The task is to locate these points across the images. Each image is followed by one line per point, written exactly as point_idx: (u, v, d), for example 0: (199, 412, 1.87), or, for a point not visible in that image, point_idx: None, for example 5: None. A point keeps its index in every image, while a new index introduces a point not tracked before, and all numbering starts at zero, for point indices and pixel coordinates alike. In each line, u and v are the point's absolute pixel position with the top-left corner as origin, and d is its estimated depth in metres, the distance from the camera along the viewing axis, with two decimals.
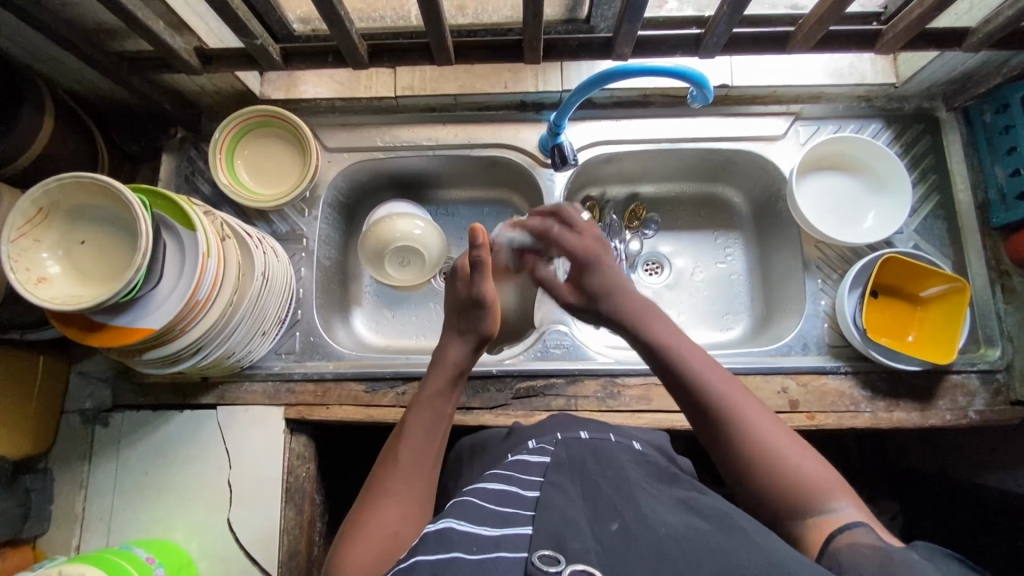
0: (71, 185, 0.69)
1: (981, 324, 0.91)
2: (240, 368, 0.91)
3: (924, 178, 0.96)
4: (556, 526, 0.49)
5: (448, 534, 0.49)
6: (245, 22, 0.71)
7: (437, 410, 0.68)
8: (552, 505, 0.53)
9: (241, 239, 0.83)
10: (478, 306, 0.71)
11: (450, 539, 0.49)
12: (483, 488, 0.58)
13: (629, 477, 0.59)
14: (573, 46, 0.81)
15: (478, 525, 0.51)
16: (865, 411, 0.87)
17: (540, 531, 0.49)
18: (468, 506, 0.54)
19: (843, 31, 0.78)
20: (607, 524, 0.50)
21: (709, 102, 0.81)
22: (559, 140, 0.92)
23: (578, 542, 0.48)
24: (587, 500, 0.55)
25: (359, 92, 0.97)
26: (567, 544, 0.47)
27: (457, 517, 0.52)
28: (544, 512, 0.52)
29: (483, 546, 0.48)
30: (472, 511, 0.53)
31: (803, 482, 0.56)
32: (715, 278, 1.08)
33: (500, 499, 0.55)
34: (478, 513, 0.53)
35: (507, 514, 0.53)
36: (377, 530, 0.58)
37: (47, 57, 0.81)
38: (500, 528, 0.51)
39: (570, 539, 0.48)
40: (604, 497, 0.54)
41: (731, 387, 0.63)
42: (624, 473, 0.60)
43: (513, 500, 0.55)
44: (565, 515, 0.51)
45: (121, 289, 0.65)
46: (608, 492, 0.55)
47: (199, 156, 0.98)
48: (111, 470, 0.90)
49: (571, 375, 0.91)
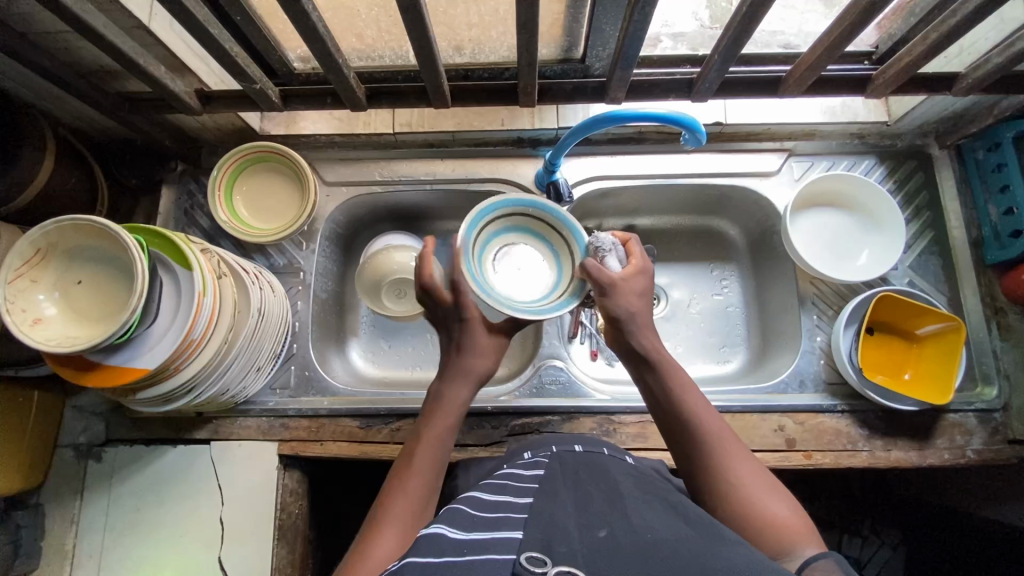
0: (68, 226, 0.69)
1: (978, 362, 0.91)
2: (235, 404, 0.90)
3: (918, 215, 0.96)
4: (546, 532, 0.49)
5: (439, 541, 0.49)
6: (245, 68, 0.72)
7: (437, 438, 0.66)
8: (541, 513, 0.53)
9: (236, 274, 0.83)
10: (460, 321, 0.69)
11: (439, 545, 0.49)
12: (475, 496, 0.59)
13: (621, 489, 0.58)
14: (568, 90, 0.83)
15: (467, 531, 0.51)
16: (862, 450, 0.86)
17: (529, 535, 0.49)
18: (459, 513, 0.55)
19: (834, 76, 0.79)
20: (595, 530, 0.50)
21: (703, 144, 0.81)
22: (554, 178, 0.93)
23: (565, 546, 0.47)
24: (578, 509, 0.54)
25: (358, 129, 0.99)
26: (553, 547, 0.47)
27: (448, 523, 0.53)
28: (534, 518, 0.52)
29: (472, 547, 0.48)
30: (461, 519, 0.53)
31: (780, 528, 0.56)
32: (711, 311, 1.08)
33: (491, 508, 0.56)
34: (470, 520, 0.53)
35: (496, 520, 0.53)
36: (376, 555, 0.55)
37: (49, 97, 0.83)
38: (488, 533, 0.51)
39: (556, 543, 0.47)
40: (595, 508, 0.54)
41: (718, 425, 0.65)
42: (616, 488, 0.59)
43: (504, 507, 0.55)
44: (554, 521, 0.51)
45: (116, 332, 0.66)
46: (601, 505, 0.55)
47: (199, 190, 1.00)
48: (103, 506, 0.89)
49: (567, 412, 0.90)
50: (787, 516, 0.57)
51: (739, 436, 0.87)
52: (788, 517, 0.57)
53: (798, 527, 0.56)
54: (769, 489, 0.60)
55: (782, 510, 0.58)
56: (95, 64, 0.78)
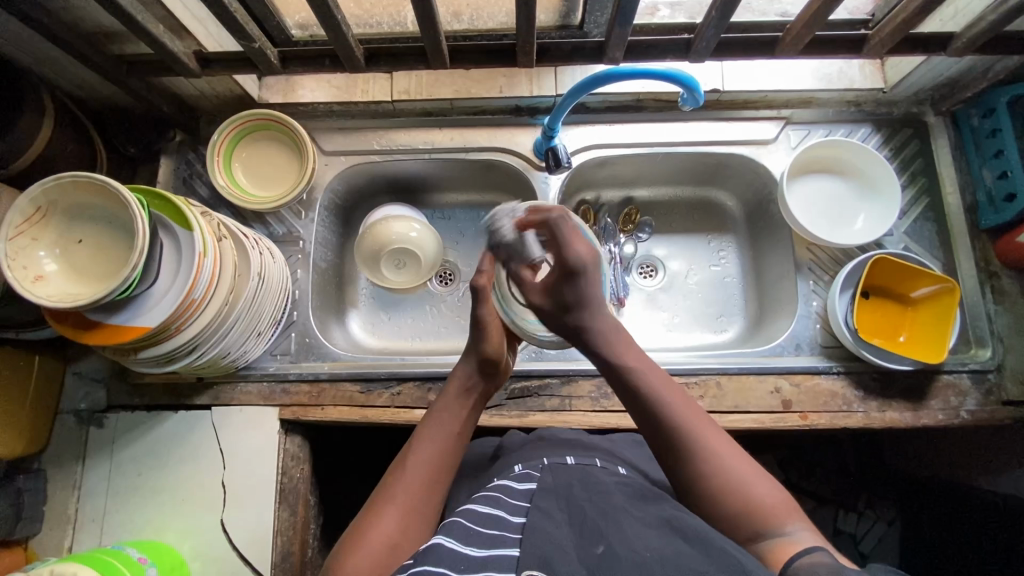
0: (69, 184, 0.69)
1: (972, 324, 0.91)
2: (236, 369, 0.91)
3: (913, 181, 0.97)
4: (544, 550, 0.55)
5: (435, 553, 0.55)
6: (244, 25, 0.72)
7: (444, 427, 0.72)
8: (537, 529, 0.58)
9: (237, 237, 0.84)
10: (479, 328, 0.77)
11: (437, 558, 0.55)
12: (471, 509, 0.63)
13: (613, 500, 0.62)
14: (567, 51, 0.83)
15: (465, 544, 0.57)
16: (858, 411, 0.88)
17: (527, 553, 0.55)
18: (455, 525, 0.60)
19: (831, 36, 0.79)
20: (592, 547, 0.55)
21: (701, 105, 0.81)
22: (554, 144, 0.93)
23: (564, 566, 0.53)
24: (573, 525, 0.59)
25: (356, 97, 0.98)
26: (553, 568, 0.52)
27: (444, 534, 0.59)
28: (529, 536, 0.57)
29: (469, 566, 0.54)
30: (459, 532, 0.59)
31: (761, 511, 0.60)
32: (708, 281, 1.09)
33: (488, 521, 0.61)
34: (467, 532, 0.59)
35: (494, 536, 0.58)
36: (378, 536, 0.61)
37: (48, 61, 0.82)
38: (487, 549, 0.57)
39: (555, 563, 0.53)
40: (590, 520, 0.58)
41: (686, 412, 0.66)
42: (608, 498, 0.62)
43: (498, 523, 0.60)
44: (552, 539, 0.56)
45: (117, 288, 0.66)
46: (594, 515, 0.59)
47: (197, 159, 1.00)
48: (105, 471, 0.90)
49: (565, 375, 0.91)
50: (772, 494, 0.61)
51: (736, 397, 0.88)
52: (772, 494, 0.61)
53: (782, 503, 0.60)
54: (750, 468, 0.63)
55: (767, 488, 0.61)
56: (91, 25, 0.77)
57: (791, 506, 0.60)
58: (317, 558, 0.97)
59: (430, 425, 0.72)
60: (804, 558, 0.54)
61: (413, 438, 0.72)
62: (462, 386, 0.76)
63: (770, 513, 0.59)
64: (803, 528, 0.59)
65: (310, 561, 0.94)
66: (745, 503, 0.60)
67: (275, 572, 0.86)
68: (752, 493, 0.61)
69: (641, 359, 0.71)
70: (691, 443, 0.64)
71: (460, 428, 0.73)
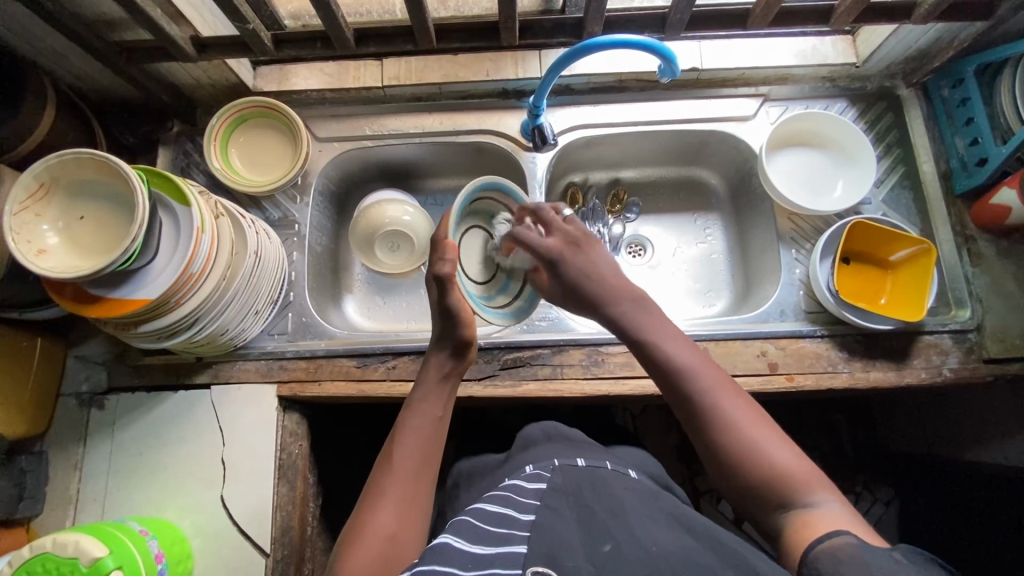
0: (71, 161, 0.72)
1: (950, 287, 0.94)
2: (233, 347, 0.93)
3: (889, 151, 1.00)
4: (552, 547, 0.57)
5: (445, 551, 0.57)
6: (237, 6, 0.76)
7: (426, 414, 0.74)
8: (547, 528, 0.60)
9: (234, 218, 0.86)
10: (453, 318, 0.75)
11: (447, 557, 0.56)
12: (482, 509, 0.65)
13: (622, 498, 0.64)
14: (547, 28, 0.86)
15: (474, 542, 0.59)
16: (842, 372, 0.90)
17: (534, 550, 0.57)
18: (465, 524, 0.62)
19: (799, 8, 0.83)
20: (600, 545, 0.57)
21: (678, 76, 0.84)
22: (539, 122, 0.97)
23: (571, 561, 0.55)
24: (581, 522, 0.61)
25: (347, 83, 1.02)
26: (560, 563, 0.55)
27: (453, 533, 0.60)
28: (538, 534, 0.59)
29: (478, 564, 0.56)
30: (468, 530, 0.61)
31: (784, 480, 0.61)
32: (696, 258, 1.12)
33: (496, 520, 0.62)
34: (475, 532, 0.61)
35: (502, 534, 0.60)
36: (375, 531, 0.64)
37: (49, 51, 0.85)
38: (496, 547, 0.58)
39: (563, 559, 0.55)
40: (598, 521, 0.60)
41: (709, 379, 0.67)
42: (617, 497, 0.64)
43: (508, 521, 0.62)
44: (561, 539, 0.58)
45: (118, 258, 0.68)
46: (602, 515, 0.61)
47: (195, 148, 1.02)
48: (106, 452, 0.91)
49: (557, 345, 0.93)
50: (794, 462, 0.62)
51: (723, 361, 0.90)
52: (795, 463, 0.62)
53: (803, 472, 0.61)
54: (775, 438, 0.64)
55: (791, 459, 0.62)
56: (92, 13, 0.81)
57: (816, 476, 0.61)
58: (316, 536, 0.98)
59: (410, 416, 0.74)
60: (825, 543, 0.54)
61: (394, 432, 0.73)
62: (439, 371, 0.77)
63: (795, 483, 0.61)
64: (830, 499, 0.60)
65: (309, 539, 0.95)
66: (768, 472, 0.62)
67: (275, 545, 0.87)
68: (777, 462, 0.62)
69: (660, 325, 0.72)
70: (713, 405, 0.65)
71: (442, 411, 0.76)
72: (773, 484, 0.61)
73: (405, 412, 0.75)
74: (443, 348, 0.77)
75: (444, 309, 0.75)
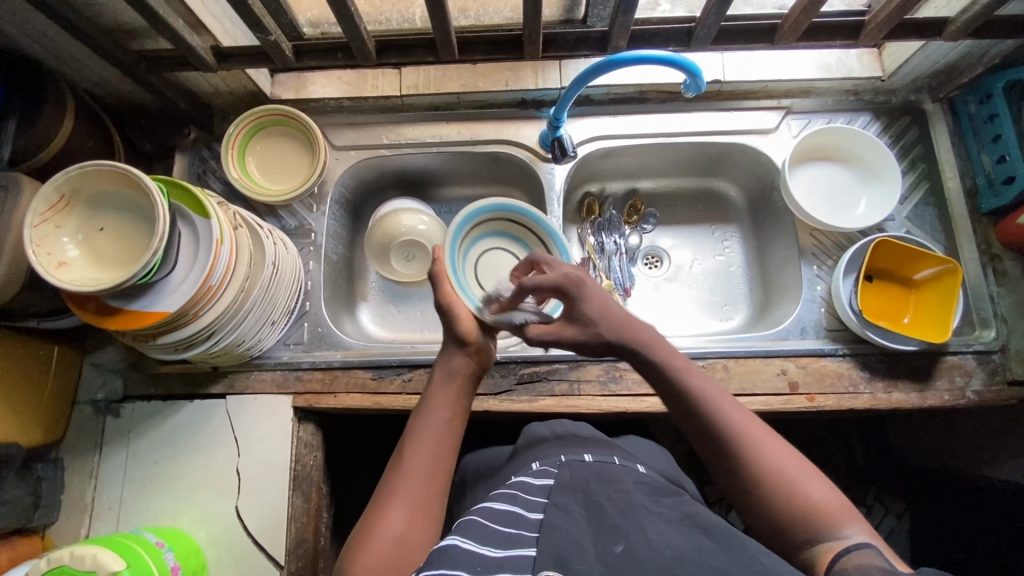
0: (92, 173, 0.72)
1: (975, 306, 0.93)
2: (250, 357, 0.92)
3: (913, 167, 0.99)
4: (561, 549, 0.54)
5: (451, 553, 0.55)
6: (259, 18, 0.75)
7: (436, 418, 0.73)
8: (555, 529, 0.57)
9: (252, 228, 0.86)
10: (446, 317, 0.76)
11: (454, 559, 0.54)
12: (488, 506, 0.64)
13: (632, 497, 0.62)
14: (572, 41, 0.85)
15: (481, 545, 0.57)
16: (864, 392, 0.88)
17: (543, 553, 0.54)
18: (471, 523, 0.61)
19: (829, 23, 0.81)
20: (611, 546, 0.54)
21: (703, 91, 0.83)
22: (559, 134, 0.96)
23: (582, 563, 0.52)
24: (591, 522, 0.58)
25: (366, 92, 1.01)
26: (571, 566, 0.52)
27: (461, 534, 0.59)
28: (547, 534, 0.56)
29: (487, 567, 0.54)
30: (477, 531, 0.59)
31: (811, 512, 0.60)
32: (713, 270, 1.11)
33: (505, 520, 0.61)
34: (484, 532, 0.59)
35: (509, 535, 0.58)
36: (385, 533, 0.62)
37: (68, 58, 0.85)
38: (502, 551, 0.56)
39: (573, 561, 0.52)
40: (608, 520, 0.58)
41: (737, 411, 0.66)
42: (626, 495, 0.62)
43: (515, 520, 0.60)
44: (570, 538, 0.56)
45: (140, 271, 0.68)
46: (613, 514, 0.59)
47: (211, 155, 1.02)
48: (121, 460, 0.91)
49: (574, 360, 0.92)
50: (828, 497, 0.60)
51: (743, 380, 0.89)
52: (828, 496, 0.61)
53: (839, 508, 0.60)
54: (803, 469, 0.63)
55: (818, 490, 0.61)
56: (113, 22, 0.80)
57: (846, 507, 0.60)
58: (328, 547, 0.98)
59: (420, 420, 0.72)
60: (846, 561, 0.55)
61: (406, 435, 0.72)
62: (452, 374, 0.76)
63: (825, 514, 0.59)
64: (858, 530, 0.58)
65: (323, 550, 0.94)
66: (795, 504, 0.60)
67: (289, 557, 0.87)
68: (805, 494, 0.61)
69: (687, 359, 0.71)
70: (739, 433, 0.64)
71: (453, 415, 0.74)
72: (800, 518, 0.60)
73: (416, 416, 0.74)
74: (449, 350, 0.77)
75: (439, 308, 0.76)
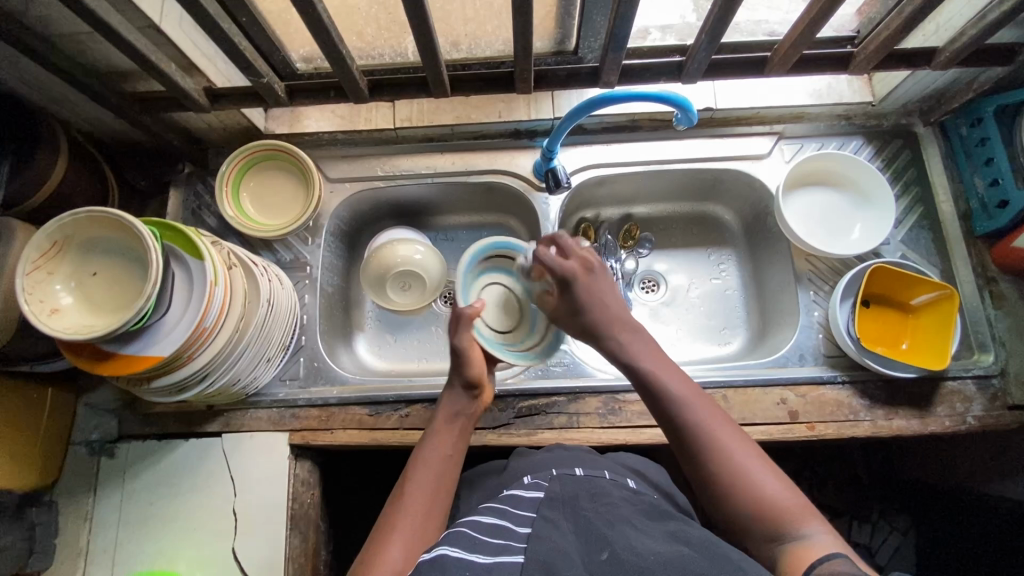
0: (85, 219, 0.71)
1: (973, 330, 0.93)
2: (246, 395, 0.92)
3: (907, 191, 0.99)
4: (550, 556, 0.52)
5: (441, 562, 0.53)
6: (252, 62, 0.76)
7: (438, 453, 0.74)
8: (545, 538, 0.56)
9: (247, 266, 0.85)
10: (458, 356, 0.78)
11: (443, 566, 0.53)
12: (478, 518, 0.62)
13: (620, 512, 0.61)
14: (562, 76, 0.86)
15: (472, 553, 0.55)
16: (864, 420, 0.88)
17: (533, 559, 0.53)
18: (461, 533, 0.59)
19: (818, 55, 0.82)
20: (597, 553, 0.53)
21: (694, 124, 0.83)
22: (553, 165, 0.97)
23: (569, 571, 0.51)
24: (580, 534, 0.57)
25: (360, 125, 1.02)
26: (558, 571, 0.50)
27: (451, 544, 0.57)
28: (537, 542, 0.55)
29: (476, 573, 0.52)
30: (465, 540, 0.57)
31: (776, 512, 0.58)
32: (710, 294, 1.10)
33: (494, 530, 0.59)
34: (474, 542, 0.57)
35: (499, 545, 0.57)
36: (384, 564, 0.61)
37: (62, 100, 0.85)
38: (491, 557, 0.54)
39: (560, 567, 0.51)
40: (597, 529, 0.57)
41: (702, 409, 0.66)
42: (615, 509, 0.61)
43: (505, 530, 0.59)
44: (558, 547, 0.54)
45: (132, 318, 0.67)
46: (601, 525, 0.58)
47: (206, 190, 1.02)
48: (116, 502, 0.90)
49: (573, 392, 0.91)
50: (788, 496, 0.59)
51: (743, 410, 0.89)
52: (788, 496, 0.59)
53: (798, 507, 0.59)
54: (763, 467, 0.62)
55: (781, 490, 0.60)
56: (107, 66, 0.81)
57: (807, 508, 0.59)
58: None
59: (422, 453, 0.73)
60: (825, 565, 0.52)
61: (408, 468, 0.72)
62: (453, 413, 0.78)
63: (787, 514, 0.58)
64: (822, 530, 0.57)
65: None
66: (760, 506, 0.59)
67: None
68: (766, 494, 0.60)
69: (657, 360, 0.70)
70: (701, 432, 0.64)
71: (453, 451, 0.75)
72: (764, 520, 0.58)
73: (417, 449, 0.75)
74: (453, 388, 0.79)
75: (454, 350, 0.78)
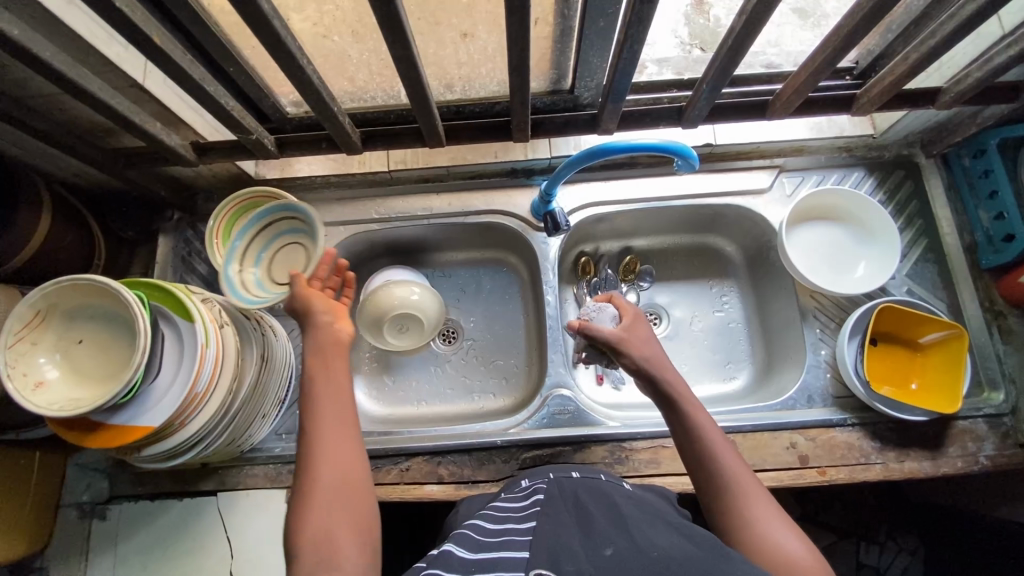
0: (68, 287, 0.69)
1: (982, 366, 0.91)
2: (242, 452, 0.89)
3: (911, 223, 0.97)
4: (553, 550, 0.50)
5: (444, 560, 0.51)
6: (240, 120, 0.73)
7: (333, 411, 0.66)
8: (547, 534, 0.53)
9: (239, 322, 0.82)
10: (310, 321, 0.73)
11: (447, 564, 0.51)
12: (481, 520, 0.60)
13: (622, 509, 0.58)
14: (560, 123, 0.85)
15: (474, 550, 0.53)
16: (876, 464, 0.86)
17: (536, 555, 0.50)
18: (464, 536, 0.57)
19: (820, 98, 0.80)
20: (601, 548, 0.49)
21: (696, 169, 0.81)
22: (551, 207, 0.94)
23: (572, 565, 0.47)
24: (581, 526, 0.54)
25: (353, 168, 0.99)
26: (560, 567, 0.47)
27: (455, 544, 0.55)
28: (538, 539, 0.52)
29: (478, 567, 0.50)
30: (467, 540, 0.55)
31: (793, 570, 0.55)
32: (713, 327, 1.08)
33: (498, 528, 0.57)
34: (477, 540, 0.55)
35: (502, 539, 0.54)
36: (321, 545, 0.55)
37: (43, 156, 0.82)
38: (495, 551, 0.52)
39: (564, 562, 0.48)
40: (599, 526, 0.53)
41: (729, 461, 0.65)
42: (617, 506, 0.58)
43: (509, 529, 0.56)
44: (559, 542, 0.51)
45: (120, 391, 0.64)
46: (603, 521, 0.54)
47: (196, 237, 1.00)
48: (108, 567, 0.87)
49: (578, 442, 0.89)
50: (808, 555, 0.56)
51: (752, 455, 0.87)
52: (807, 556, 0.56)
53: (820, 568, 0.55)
54: (783, 524, 0.59)
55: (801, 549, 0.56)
56: (90, 123, 0.78)
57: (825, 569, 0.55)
58: None
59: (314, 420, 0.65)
60: None
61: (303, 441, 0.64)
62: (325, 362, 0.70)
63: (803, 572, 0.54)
64: None
65: None
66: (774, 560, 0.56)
67: None
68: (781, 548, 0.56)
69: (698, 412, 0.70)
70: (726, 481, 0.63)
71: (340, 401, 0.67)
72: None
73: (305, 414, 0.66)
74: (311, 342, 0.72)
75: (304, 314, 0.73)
